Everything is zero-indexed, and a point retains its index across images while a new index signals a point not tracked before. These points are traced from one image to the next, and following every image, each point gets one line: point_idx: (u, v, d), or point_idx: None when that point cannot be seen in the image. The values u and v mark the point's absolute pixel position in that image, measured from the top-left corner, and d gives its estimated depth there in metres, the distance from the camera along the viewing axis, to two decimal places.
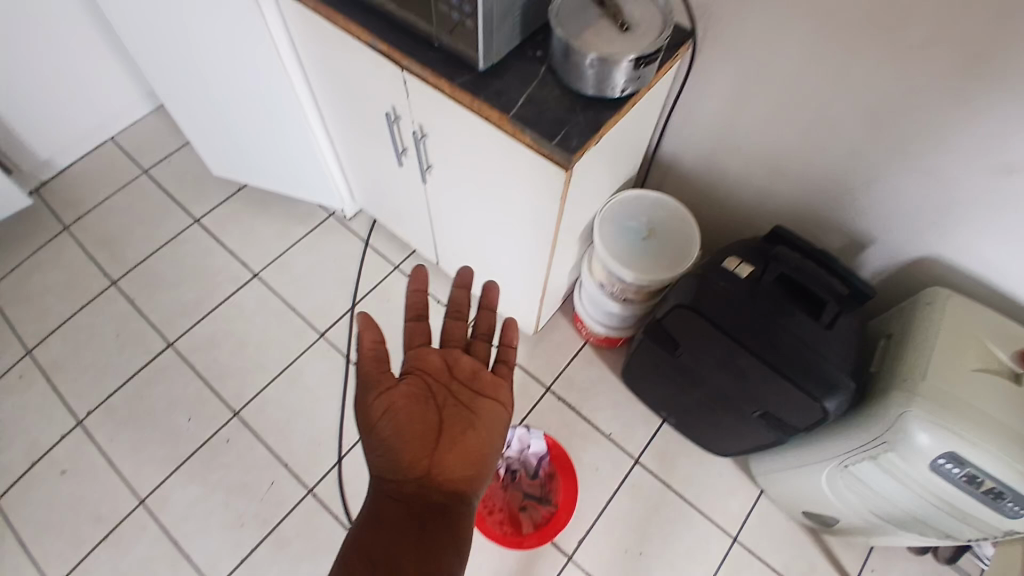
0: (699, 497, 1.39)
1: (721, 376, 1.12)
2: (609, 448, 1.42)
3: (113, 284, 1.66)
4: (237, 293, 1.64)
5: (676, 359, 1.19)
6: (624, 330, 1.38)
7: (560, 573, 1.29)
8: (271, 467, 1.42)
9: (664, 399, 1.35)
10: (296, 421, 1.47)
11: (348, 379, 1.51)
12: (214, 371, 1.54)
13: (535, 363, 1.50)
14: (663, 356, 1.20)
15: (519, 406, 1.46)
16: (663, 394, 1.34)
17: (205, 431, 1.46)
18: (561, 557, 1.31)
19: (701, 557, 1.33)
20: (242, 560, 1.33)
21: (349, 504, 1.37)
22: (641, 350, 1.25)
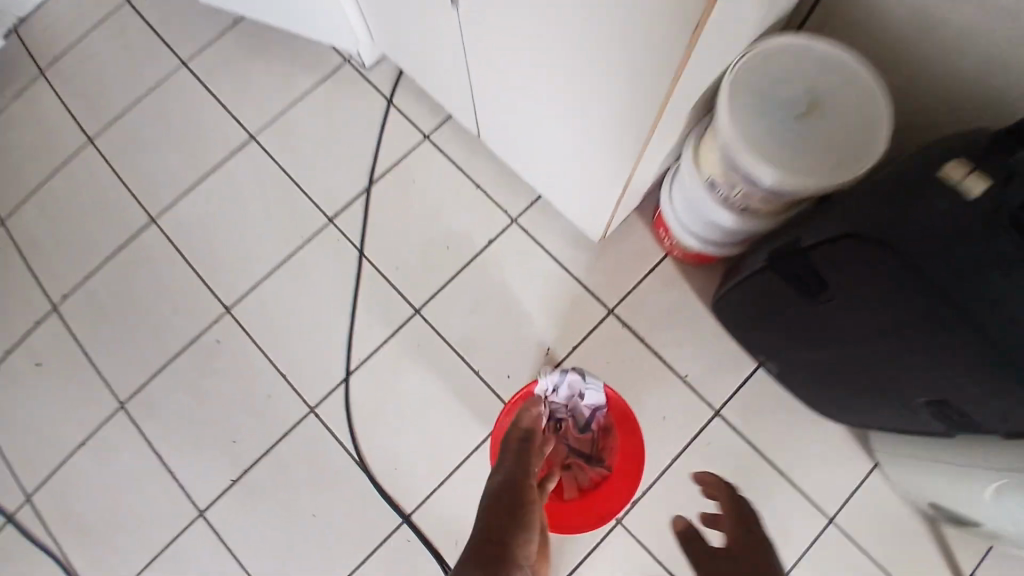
0: (795, 468, 1.06)
1: (845, 342, 0.81)
2: (682, 394, 1.08)
3: (89, 142, 1.34)
4: (228, 159, 1.29)
5: (811, 309, 0.82)
6: (728, 250, 1.00)
7: (604, 538, 1.05)
8: (268, 377, 1.16)
9: (767, 345, 0.99)
10: (296, 325, 1.18)
11: (359, 278, 1.18)
12: (202, 256, 1.24)
13: (597, 278, 1.14)
14: (793, 300, 0.84)
15: (570, 332, 1.12)
16: (769, 340, 0.98)
17: (194, 328, 1.21)
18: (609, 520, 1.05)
19: (786, 539, 1.04)
20: (237, 478, 1.13)
21: (355, 428, 1.11)
22: (759, 286, 0.89)
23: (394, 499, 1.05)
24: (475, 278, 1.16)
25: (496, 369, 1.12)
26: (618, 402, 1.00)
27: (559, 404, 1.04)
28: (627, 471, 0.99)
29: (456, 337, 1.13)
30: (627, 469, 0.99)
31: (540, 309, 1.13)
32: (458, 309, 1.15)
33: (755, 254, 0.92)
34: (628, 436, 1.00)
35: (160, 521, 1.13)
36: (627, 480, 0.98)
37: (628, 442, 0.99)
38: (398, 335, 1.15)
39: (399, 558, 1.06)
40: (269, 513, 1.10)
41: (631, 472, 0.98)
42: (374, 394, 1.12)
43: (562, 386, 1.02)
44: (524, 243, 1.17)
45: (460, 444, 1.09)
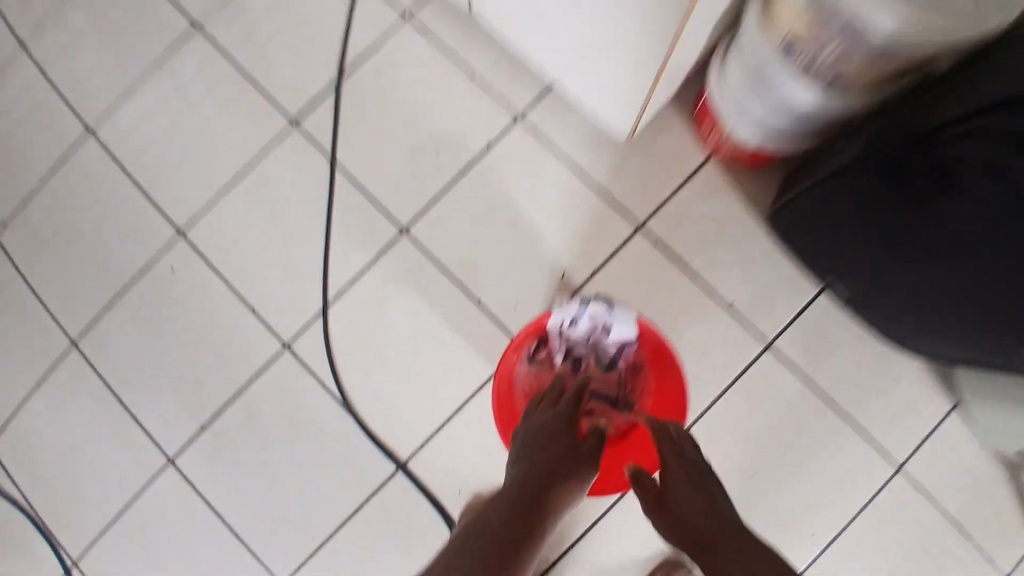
0: (859, 410, 0.89)
1: (907, 245, 0.69)
2: (727, 325, 0.90)
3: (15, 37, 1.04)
4: (164, 46, 1.01)
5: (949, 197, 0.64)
6: (788, 142, 0.79)
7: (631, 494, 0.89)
8: (231, 311, 0.93)
9: (838, 264, 0.81)
10: (261, 251, 0.95)
11: (333, 190, 0.95)
12: (148, 167, 0.99)
13: (624, 187, 0.93)
14: (928, 189, 0.66)
15: (593, 253, 0.92)
16: (849, 256, 0.78)
17: (142, 254, 0.97)
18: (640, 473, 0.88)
19: (851, 492, 0.87)
20: (205, 427, 0.91)
21: (338, 370, 0.89)
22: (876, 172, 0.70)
23: (384, 446, 0.87)
24: (475, 188, 0.94)
25: (504, 299, 0.91)
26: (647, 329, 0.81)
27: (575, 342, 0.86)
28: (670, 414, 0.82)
29: (455, 262, 0.92)
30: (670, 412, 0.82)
31: (555, 226, 0.92)
32: (456, 228, 0.93)
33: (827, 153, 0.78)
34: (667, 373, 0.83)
35: (115, 484, 0.93)
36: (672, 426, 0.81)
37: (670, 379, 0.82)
38: (383, 260, 0.92)
39: (393, 522, 0.87)
40: (236, 474, 0.89)
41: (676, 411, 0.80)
42: (357, 328, 0.90)
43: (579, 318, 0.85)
44: (535, 145, 0.94)
45: (466, 386, 0.88)
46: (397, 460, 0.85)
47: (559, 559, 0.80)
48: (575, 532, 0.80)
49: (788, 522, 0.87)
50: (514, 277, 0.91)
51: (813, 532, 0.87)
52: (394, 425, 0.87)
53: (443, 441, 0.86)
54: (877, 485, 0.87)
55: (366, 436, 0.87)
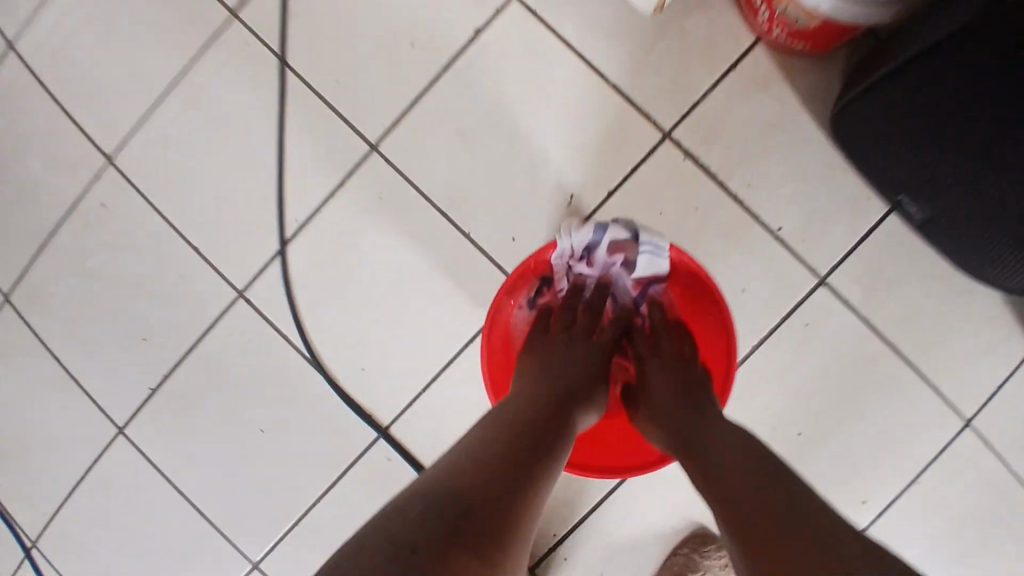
0: (926, 355, 0.74)
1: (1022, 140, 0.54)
2: (771, 256, 0.74)
3: None
4: None
5: None
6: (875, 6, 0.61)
7: None
8: (173, 252, 0.78)
9: (919, 171, 0.65)
10: (205, 179, 0.78)
11: (283, 99, 0.76)
12: (66, 80, 0.81)
13: (647, 85, 0.74)
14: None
15: (608, 171, 0.74)
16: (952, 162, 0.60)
17: (68, 186, 0.81)
18: None
19: (911, 450, 0.74)
20: (155, 389, 0.77)
21: (303, 319, 0.74)
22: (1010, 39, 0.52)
23: (362, 409, 0.73)
24: (460, 91, 0.75)
25: (499, 230, 0.74)
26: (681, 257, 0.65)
27: (588, 277, 0.70)
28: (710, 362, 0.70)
29: (438, 186, 0.75)
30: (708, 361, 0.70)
31: (561, 137, 0.74)
32: (439, 143, 0.75)
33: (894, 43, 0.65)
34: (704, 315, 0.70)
35: (60, 455, 0.80)
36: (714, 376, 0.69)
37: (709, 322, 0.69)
38: (349, 187, 0.75)
39: (377, 494, 0.73)
40: (190, 443, 0.76)
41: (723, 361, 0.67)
42: (323, 269, 0.75)
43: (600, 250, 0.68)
44: (534, 33, 0.74)
45: (456, 336, 0.73)
46: (379, 425, 0.73)
47: (568, 534, 0.69)
48: (585, 505, 0.69)
49: (834, 484, 0.75)
50: (511, 203, 0.74)
51: (863, 495, 0.75)
52: (373, 383, 0.73)
53: (431, 402, 0.73)
54: (941, 442, 0.74)
55: (340, 397, 0.73)
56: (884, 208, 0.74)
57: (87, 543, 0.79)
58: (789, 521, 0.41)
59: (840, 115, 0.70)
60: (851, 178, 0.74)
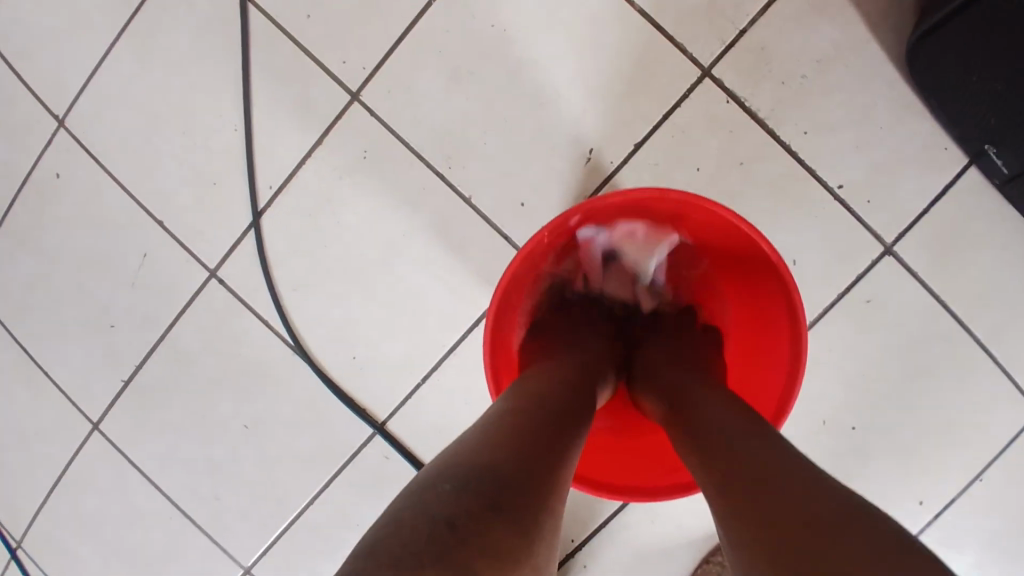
0: (1005, 333, 0.64)
1: None
2: (827, 220, 0.62)
3: None
4: None
5: None
6: None
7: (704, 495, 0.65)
8: (137, 228, 0.69)
9: (1015, 121, 0.54)
10: (165, 142, 0.68)
11: (246, 41, 0.64)
12: (8, 31, 0.71)
13: (683, 9, 0.60)
14: None
15: (635, 120, 0.62)
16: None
17: (18, 153, 0.72)
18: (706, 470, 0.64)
19: (977, 440, 0.65)
20: (129, 380, 0.71)
21: (285, 302, 0.66)
22: None
23: (355, 403, 0.66)
24: (454, 25, 0.62)
25: (505, 193, 0.63)
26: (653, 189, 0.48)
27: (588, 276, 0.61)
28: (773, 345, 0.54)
29: (433, 143, 0.63)
30: (769, 346, 0.55)
31: (578, 79, 0.62)
32: (431, 90, 0.63)
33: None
34: (755, 283, 0.55)
35: (36, 449, 0.74)
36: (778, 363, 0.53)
37: (761, 292, 0.55)
38: (328, 145, 0.64)
39: (374, 495, 0.67)
40: (174, 437, 0.70)
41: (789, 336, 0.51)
42: (302, 245, 0.65)
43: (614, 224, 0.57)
44: None
45: (459, 318, 0.64)
46: (373, 420, 0.66)
47: (587, 540, 0.65)
48: (600, 519, 0.64)
49: (887, 480, 0.66)
50: (518, 161, 0.63)
51: (919, 493, 0.66)
52: (365, 374, 0.65)
53: (432, 394, 0.65)
54: (1014, 433, 0.65)
55: (330, 390, 0.66)
56: (967, 159, 0.62)
57: (73, 541, 0.75)
58: (826, 496, 0.32)
59: (915, 49, 0.58)
60: (928, 122, 0.61)
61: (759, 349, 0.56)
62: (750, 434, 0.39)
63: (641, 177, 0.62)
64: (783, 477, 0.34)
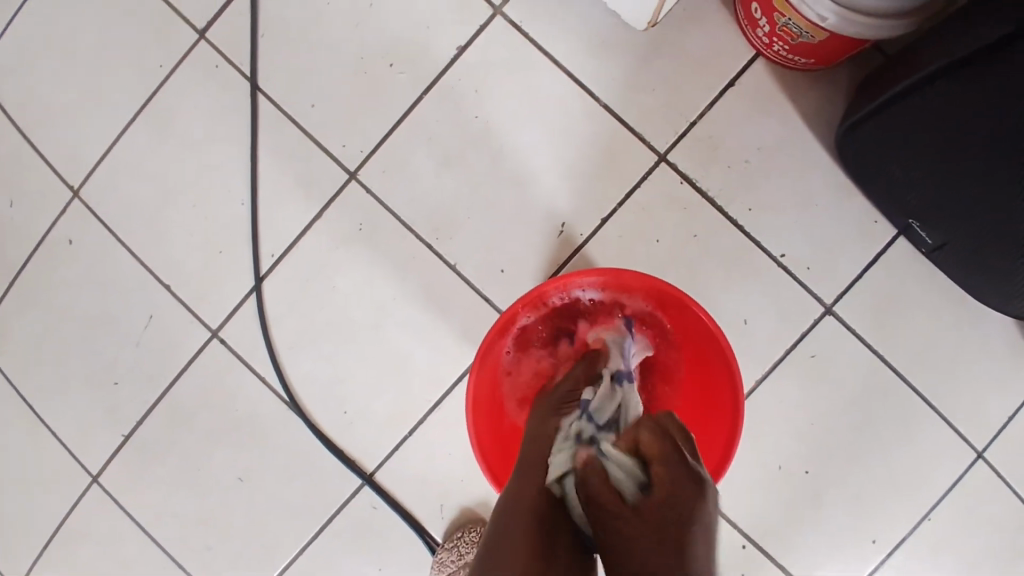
0: (938, 384, 0.71)
1: (964, 184, 0.57)
2: (774, 285, 0.70)
3: None
4: None
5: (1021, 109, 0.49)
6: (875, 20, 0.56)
7: None
8: (144, 290, 0.74)
9: (908, 212, 0.66)
10: (175, 212, 0.74)
11: (256, 126, 0.72)
12: (33, 111, 0.78)
13: (642, 104, 0.69)
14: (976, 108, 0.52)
15: (603, 196, 0.70)
16: (926, 200, 0.62)
17: (36, 221, 0.77)
18: None
19: (920, 482, 0.71)
20: (129, 434, 0.74)
21: (283, 359, 0.71)
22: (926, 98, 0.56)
23: (345, 455, 0.70)
24: (443, 114, 0.70)
25: (487, 261, 0.70)
26: (610, 270, 0.57)
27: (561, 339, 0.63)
28: (716, 394, 0.60)
29: (422, 216, 0.70)
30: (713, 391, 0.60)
31: (550, 161, 0.70)
32: (421, 170, 0.71)
33: (903, 61, 0.61)
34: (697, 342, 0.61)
35: (33, 503, 0.77)
36: (722, 408, 0.59)
37: (703, 350, 0.60)
38: (327, 217, 0.71)
39: (362, 543, 0.70)
40: (169, 490, 0.73)
41: (727, 384, 0.58)
42: (301, 307, 0.71)
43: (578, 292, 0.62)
44: (520, 51, 0.70)
45: (444, 375, 0.69)
46: (363, 471, 0.70)
47: None
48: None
49: (843, 523, 0.71)
50: (499, 233, 0.70)
51: (874, 533, 0.71)
52: (355, 427, 0.70)
53: (419, 446, 0.70)
54: (954, 476, 0.71)
55: (321, 442, 0.70)
56: (894, 232, 0.70)
57: None
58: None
59: (842, 140, 0.67)
60: (857, 200, 0.70)
61: (702, 397, 0.62)
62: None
63: (609, 248, 0.70)
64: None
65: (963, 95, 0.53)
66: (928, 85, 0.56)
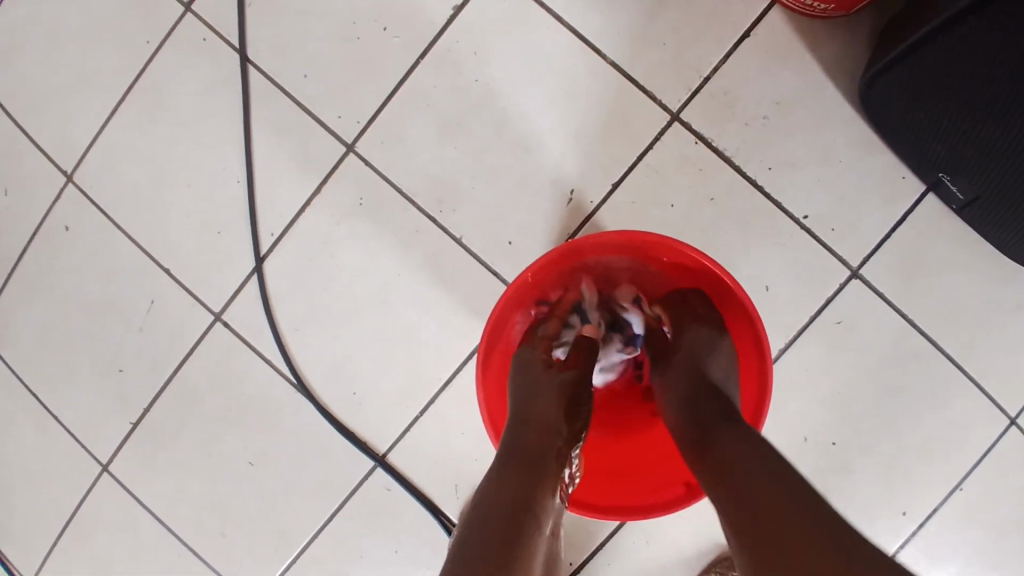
0: (971, 348, 0.67)
1: (977, 125, 0.54)
2: (796, 248, 0.67)
3: None
4: None
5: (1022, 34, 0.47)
6: None
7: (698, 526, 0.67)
8: (144, 275, 0.72)
9: (931, 166, 0.63)
10: (171, 193, 0.72)
11: (248, 100, 0.69)
12: (22, 95, 0.76)
13: (651, 60, 0.65)
14: (980, 40, 0.50)
15: (613, 159, 0.66)
16: (947, 150, 0.59)
17: (31, 208, 0.75)
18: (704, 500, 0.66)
19: (951, 450, 0.68)
20: (137, 422, 0.73)
21: (287, 342, 0.69)
22: (929, 36, 0.54)
23: (356, 437, 0.68)
24: (441, 79, 0.67)
25: (493, 233, 0.67)
26: (653, 234, 0.53)
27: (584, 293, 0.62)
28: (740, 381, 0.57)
29: (424, 188, 0.67)
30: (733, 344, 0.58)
31: (556, 124, 0.67)
32: (421, 140, 0.67)
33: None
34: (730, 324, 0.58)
35: (46, 493, 0.77)
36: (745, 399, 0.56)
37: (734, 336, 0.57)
38: (326, 192, 0.68)
39: (376, 526, 0.69)
40: (181, 476, 0.72)
41: (755, 377, 0.55)
42: (303, 287, 0.69)
43: (621, 250, 0.58)
44: (520, 8, 0.66)
45: (454, 352, 0.67)
46: (374, 453, 0.68)
47: (584, 564, 0.67)
48: (590, 548, 0.67)
49: (870, 494, 0.69)
50: (505, 203, 0.67)
51: (904, 505, 0.69)
52: (364, 409, 0.68)
53: (430, 427, 0.68)
54: (988, 444, 0.68)
55: (331, 425, 0.69)
56: (923, 188, 0.66)
57: None
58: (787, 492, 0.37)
59: (866, 91, 0.63)
60: (883, 155, 0.66)
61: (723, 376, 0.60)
62: (742, 438, 0.43)
63: (620, 215, 0.66)
64: (763, 483, 0.38)
65: (1000, 29, 0.48)
66: (958, 23, 0.50)
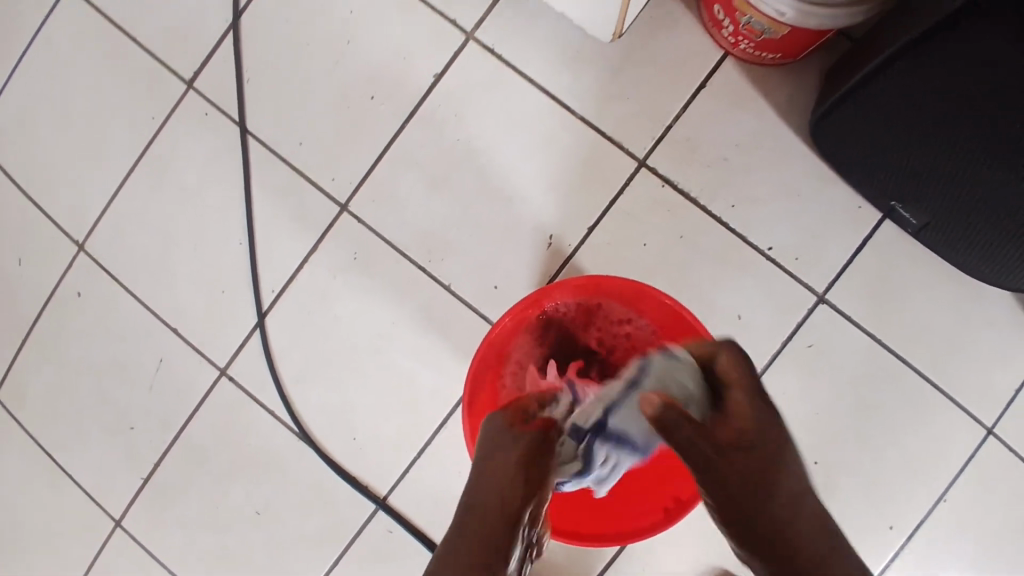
0: (939, 363, 0.71)
1: (918, 155, 0.60)
2: (764, 277, 0.71)
3: None
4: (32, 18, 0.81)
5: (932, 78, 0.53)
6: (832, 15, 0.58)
7: (692, 547, 0.69)
8: (152, 334, 0.76)
9: (883, 195, 0.68)
10: (177, 257, 0.76)
11: (248, 167, 0.74)
12: (36, 171, 0.81)
13: (618, 113, 0.71)
14: (899, 85, 0.56)
15: (589, 205, 0.71)
16: (897, 182, 0.65)
17: (44, 277, 0.80)
18: (695, 522, 0.69)
19: (930, 463, 0.71)
20: (147, 477, 0.76)
21: (290, 392, 0.72)
22: (856, 83, 0.60)
23: (358, 481, 0.71)
24: (426, 139, 0.73)
25: (480, 279, 0.71)
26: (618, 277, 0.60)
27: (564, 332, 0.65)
28: None
29: (414, 241, 0.72)
30: None
31: (534, 176, 0.72)
32: (408, 195, 0.73)
33: (865, 48, 0.61)
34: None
35: (60, 550, 0.79)
36: None
37: None
38: (322, 249, 0.73)
39: (381, 567, 0.71)
40: (191, 528, 0.75)
41: None
42: (304, 338, 0.73)
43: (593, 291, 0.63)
44: (494, 73, 0.72)
45: (448, 394, 0.71)
46: (376, 496, 0.71)
47: None
48: None
49: (858, 510, 0.71)
50: (489, 250, 0.71)
51: (891, 520, 0.71)
52: (365, 452, 0.71)
53: (428, 467, 0.71)
54: (967, 454, 0.71)
55: (334, 471, 0.72)
56: (880, 215, 0.71)
57: None
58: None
59: (815, 131, 0.69)
60: (838, 188, 0.71)
61: None
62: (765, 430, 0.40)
63: (598, 256, 0.71)
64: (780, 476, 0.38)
65: (926, 72, 0.53)
66: (888, 67, 0.56)
